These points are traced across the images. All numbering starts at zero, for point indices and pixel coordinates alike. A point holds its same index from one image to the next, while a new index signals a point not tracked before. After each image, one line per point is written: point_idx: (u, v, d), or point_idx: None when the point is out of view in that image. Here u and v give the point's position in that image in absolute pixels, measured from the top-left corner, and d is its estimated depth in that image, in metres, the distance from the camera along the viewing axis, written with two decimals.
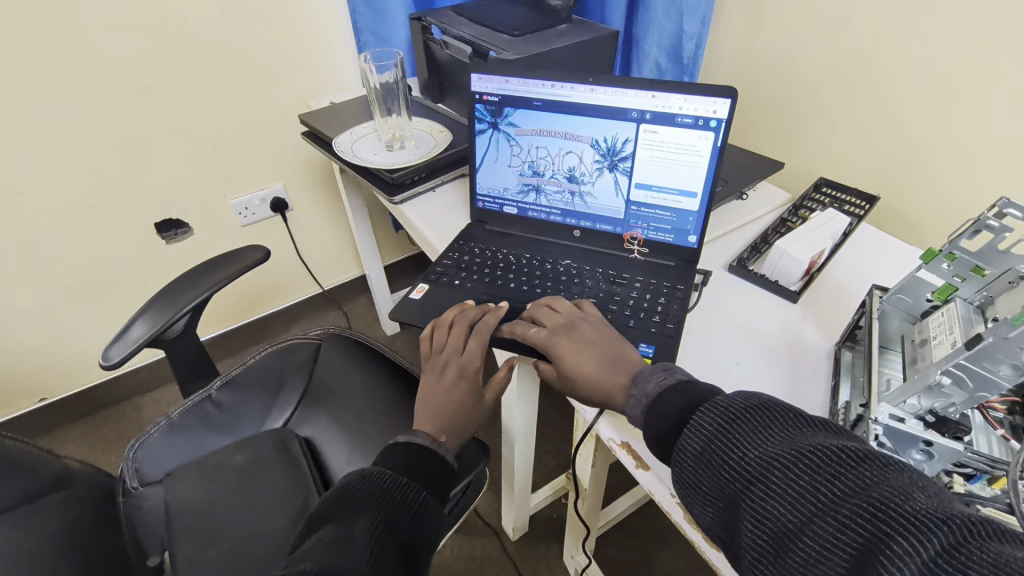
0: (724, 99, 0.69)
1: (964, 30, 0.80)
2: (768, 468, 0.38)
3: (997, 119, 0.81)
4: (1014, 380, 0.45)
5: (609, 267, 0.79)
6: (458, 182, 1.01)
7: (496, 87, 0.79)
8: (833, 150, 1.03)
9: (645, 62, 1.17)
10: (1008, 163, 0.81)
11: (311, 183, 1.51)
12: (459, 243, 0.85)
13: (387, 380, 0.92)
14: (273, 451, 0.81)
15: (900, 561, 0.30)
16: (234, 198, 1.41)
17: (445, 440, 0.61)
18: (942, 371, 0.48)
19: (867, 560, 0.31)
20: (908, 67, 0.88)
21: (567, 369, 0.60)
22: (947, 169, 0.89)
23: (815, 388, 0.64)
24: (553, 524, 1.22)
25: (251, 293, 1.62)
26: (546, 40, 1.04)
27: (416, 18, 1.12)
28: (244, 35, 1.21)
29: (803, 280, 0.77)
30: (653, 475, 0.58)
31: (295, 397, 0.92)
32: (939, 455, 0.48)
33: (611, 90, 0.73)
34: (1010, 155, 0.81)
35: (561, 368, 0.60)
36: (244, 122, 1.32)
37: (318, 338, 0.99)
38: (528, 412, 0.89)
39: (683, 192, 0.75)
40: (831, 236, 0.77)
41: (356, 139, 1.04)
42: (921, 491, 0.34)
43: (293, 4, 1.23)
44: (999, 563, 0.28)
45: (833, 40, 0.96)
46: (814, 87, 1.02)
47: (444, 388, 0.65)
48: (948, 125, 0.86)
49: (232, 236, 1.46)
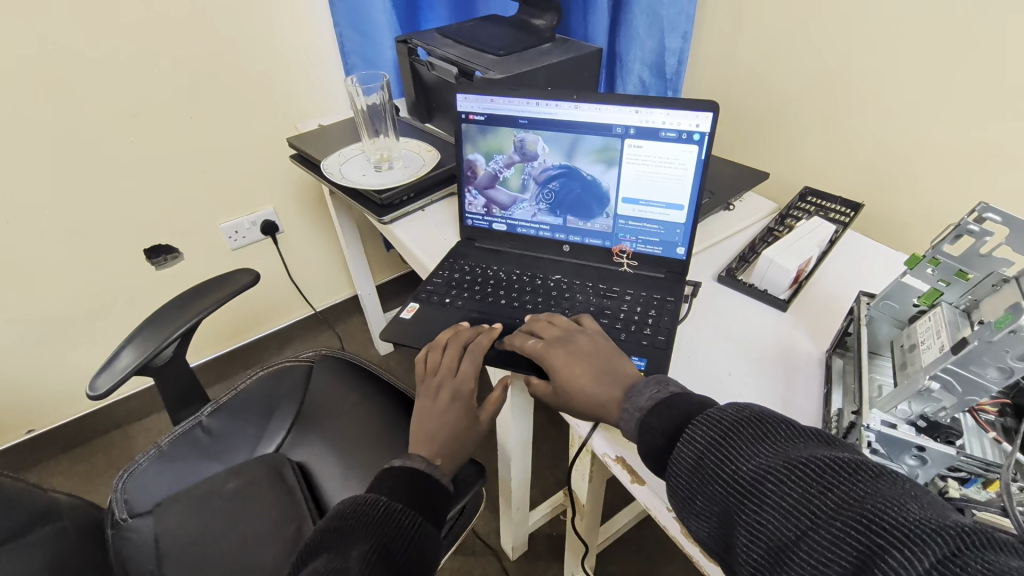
0: (706, 113, 0.70)
1: (938, 38, 0.82)
2: (762, 481, 0.38)
3: (972, 127, 0.83)
4: (1002, 383, 0.45)
5: (599, 281, 0.80)
6: (447, 201, 1.02)
7: (480, 106, 0.80)
8: (816, 159, 1.05)
9: (629, 77, 1.18)
10: (986, 168, 0.84)
11: (301, 205, 1.51)
12: (449, 261, 0.85)
13: (380, 401, 0.91)
14: (266, 477, 0.80)
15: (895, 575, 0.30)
16: (224, 221, 1.41)
17: (440, 463, 0.60)
18: (931, 376, 0.48)
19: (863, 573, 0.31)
20: (885, 75, 0.90)
21: (563, 381, 0.59)
22: (929, 174, 0.91)
23: (809, 397, 0.64)
24: (552, 542, 1.21)
25: (243, 316, 1.61)
26: (530, 58, 1.06)
27: (402, 40, 1.14)
28: (232, 62, 1.23)
29: (791, 288, 0.77)
30: (648, 490, 0.58)
31: (287, 423, 0.90)
32: (932, 460, 0.48)
33: (596, 106, 0.74)
34: (987, 160, 0.83)
35: (556, 380, 0.60)
36: (233, 146, 1.32)
37: (310, 360, 0.98)
38: (523, 429, 0.88)
39: (669, 205, 0.76)
40: (817, 244, 0.78)
41: (344, 161, 1.04)
42: (915, 502, 0.34)
43: (279, 30, 1.25)
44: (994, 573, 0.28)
45: (810, 53, 0.99)
46: (795, 98, 1.04)
47: (438, 410, 0.64)
48: (927, 131, 0.88)
49: (222, 259, 1.46)
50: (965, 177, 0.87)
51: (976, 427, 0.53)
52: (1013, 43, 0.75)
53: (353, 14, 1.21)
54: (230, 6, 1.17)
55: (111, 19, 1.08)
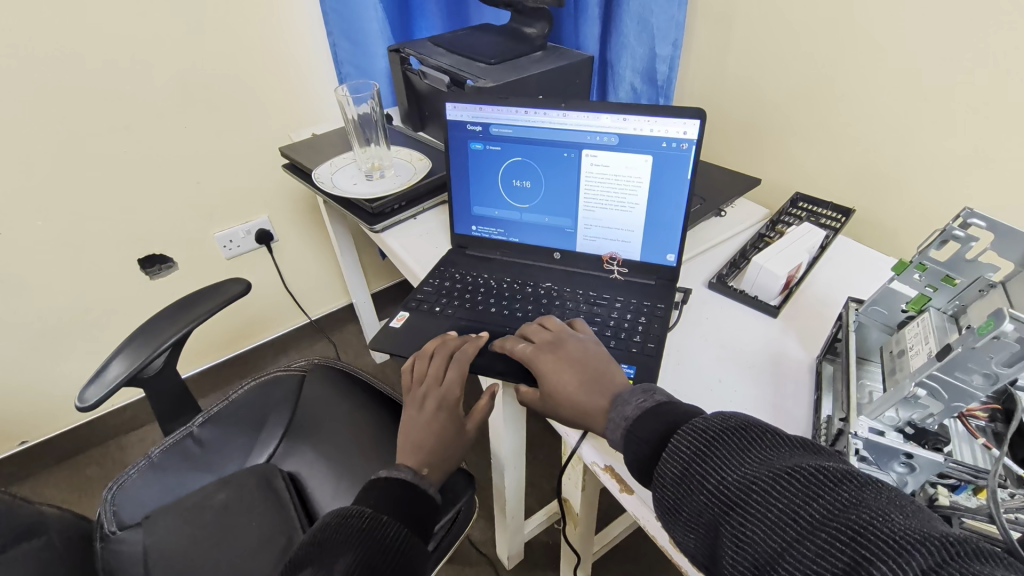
0: (694, 120, 0.70)
1: (927, 41, 0.83)
2: (747, 493, 0.38)
3: (959, 134, 0.84)
4: (987, 389, 0.45)
5: (591, 289, 0.79)
6: (439, 208, 1.02)
7: (470, 115, 0.80)
8: (806, 165, 1.06)
9: (621, 84, 1.18)
10: (972, 174, 0.85)
11: (296, 214, 1.52)
12: (439, 269, 0.85)
13: (372, 410, 0.91)
14: (257, 487, 0.80)
15: None
16: (219, 230, 1.42)
17: (426, 474, 0.60)
18: (917, 383, 0.47)
19: None
20: (876, 79, 0.90)
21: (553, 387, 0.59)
22: (920, 177, 0.91)
23: (798, 403, 0.64)
24: (548, 550, 1.20)
25: (240, 325, 1.61)
26: (522, 67, 1.06)
27: (394, 50, 1.14)
28: (226, 72, 1.24)
29: (781, 294, 0.78)
30: (636, 499, 0.57)
31: (279, 433, 0.90)
32: (920, 467, 0.48)
33: (585, 115, 0.74)
34: (973, 167, 0.84)
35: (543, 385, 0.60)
36: (227, 154, 1.33)
37: (303, 368, 0.98)
38: (516, 437, 0.87)
39: (658, 212, 0.76)
40: (807, 250, 0.78)
41: (336, 169, 1.05)
42: (898, 512, 0.33)
43: (272, 41, 1.26)
44: None
45: (799, 60, 0.99)
46: (784, 106, 1.05)
47: (424, 421, 0.63)
48: (916, 135, 0.89)
49: (217, 268, 1.46)
50: (953, 179, 0.87)
51: (962, 432, 0.54)
52: (1000, 46, 0.76)
53: (346, 23, 1.21)
54: (223, 16, 1.18)
55: (105, 29, 1.08)
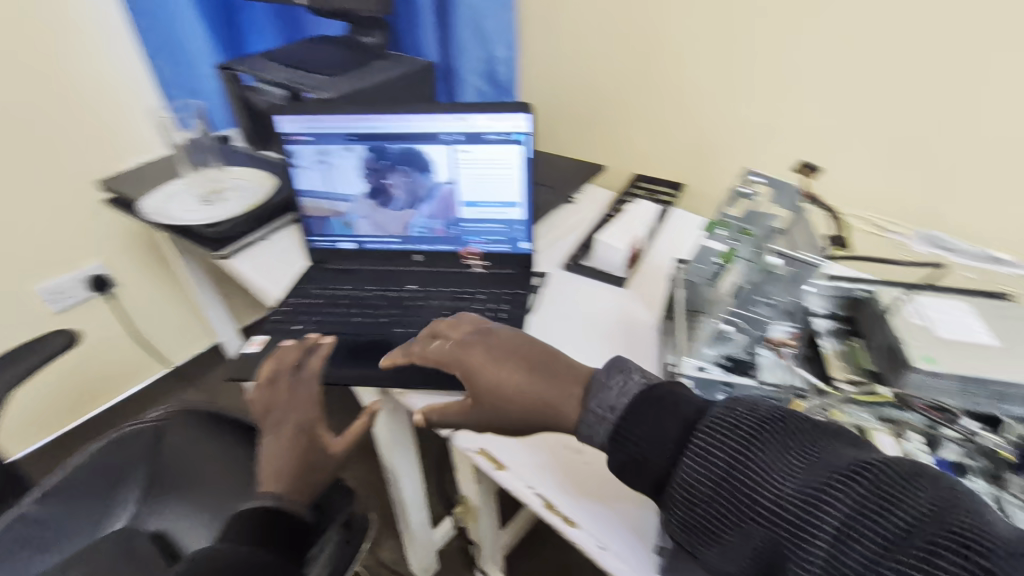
0: (522, 114, 0.72)
1: (711, 32, 0.93)
2: (740, 438, 0.39)
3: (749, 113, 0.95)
4: (772, 316, 0.54)
5: (456, 285, 0.81)
6: (290, 227, 0.97)
7: (303, 126, 0.76)
8: (638, 151, 1.14)
9: (466, 89, 1.22)
10: (762, 148, 0.96)
11: (137, 254, 1.37)
12: (298, 287, 0.82)
13: (244, 449, 0.85)
14: (112, 558, 0.72)
15: (898, 512, 0.32)
16: (40, 283, 1.25)
17: (294, 497, 0.57)
18: (724, 320, 0.56)
19: (867, 511, 0.33)
20: (678, 68, 1.00)
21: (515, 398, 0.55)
22: (723, 146, 1.01)
23: (647, 358, 0.71)
24: (461, 554, 1.20)
25: (88, 385, 1.43)
26: (359, 77, 1.05)
27: (224, 67, 1.08)
28: (22, 103, 1.10)
29: (627, 267, 0.85)
30: (510, 474, 0.59)
31: (137, 493, 0.81)
32: (738, 394, 0.56)
33: (419, 117, 0.74)
34: (762, 140, 0.95)
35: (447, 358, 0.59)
36: (38, 195, 1.17)
37: (157, 420, 0.88)
38: (405, 444, 0.87)
39: (506, 204, 0.79)
40: (642, 224, 0.87)
41: (168, 199, 0.96)
42: (875, 450, 0.37)
43: (76, 65, 1.13)
44: (970, 506, 0.32)
45: (615, 56, 1.07)
46: (611, 98, 1.13)
47: (284, 446, 0.60)
48: (717, 116, 0.99)
49: (45, 326, 1.28)
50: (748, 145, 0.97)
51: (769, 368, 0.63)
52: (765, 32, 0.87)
53: (163, 42, 1.13)
54: (8, 41, 1.04)
55: None
